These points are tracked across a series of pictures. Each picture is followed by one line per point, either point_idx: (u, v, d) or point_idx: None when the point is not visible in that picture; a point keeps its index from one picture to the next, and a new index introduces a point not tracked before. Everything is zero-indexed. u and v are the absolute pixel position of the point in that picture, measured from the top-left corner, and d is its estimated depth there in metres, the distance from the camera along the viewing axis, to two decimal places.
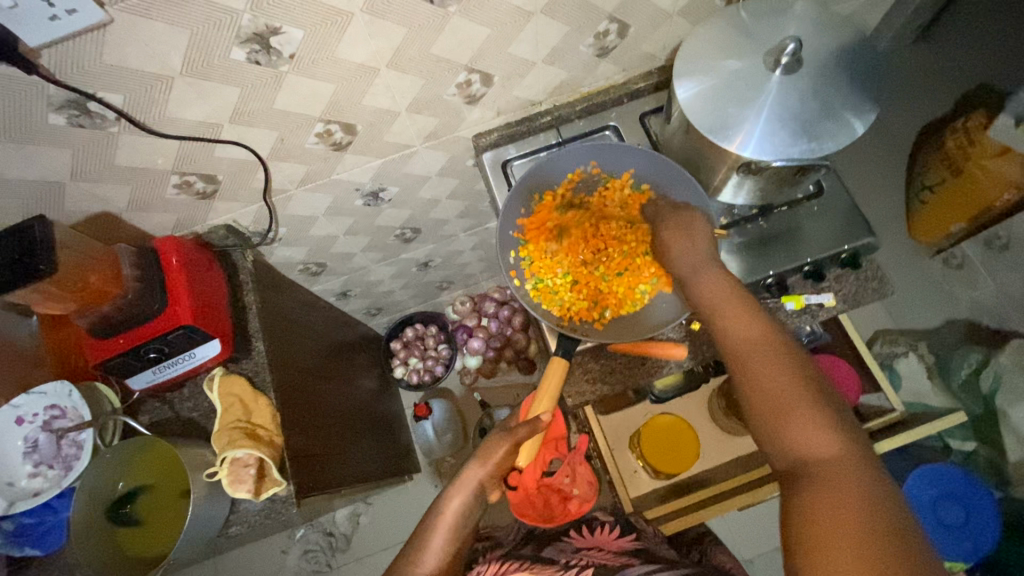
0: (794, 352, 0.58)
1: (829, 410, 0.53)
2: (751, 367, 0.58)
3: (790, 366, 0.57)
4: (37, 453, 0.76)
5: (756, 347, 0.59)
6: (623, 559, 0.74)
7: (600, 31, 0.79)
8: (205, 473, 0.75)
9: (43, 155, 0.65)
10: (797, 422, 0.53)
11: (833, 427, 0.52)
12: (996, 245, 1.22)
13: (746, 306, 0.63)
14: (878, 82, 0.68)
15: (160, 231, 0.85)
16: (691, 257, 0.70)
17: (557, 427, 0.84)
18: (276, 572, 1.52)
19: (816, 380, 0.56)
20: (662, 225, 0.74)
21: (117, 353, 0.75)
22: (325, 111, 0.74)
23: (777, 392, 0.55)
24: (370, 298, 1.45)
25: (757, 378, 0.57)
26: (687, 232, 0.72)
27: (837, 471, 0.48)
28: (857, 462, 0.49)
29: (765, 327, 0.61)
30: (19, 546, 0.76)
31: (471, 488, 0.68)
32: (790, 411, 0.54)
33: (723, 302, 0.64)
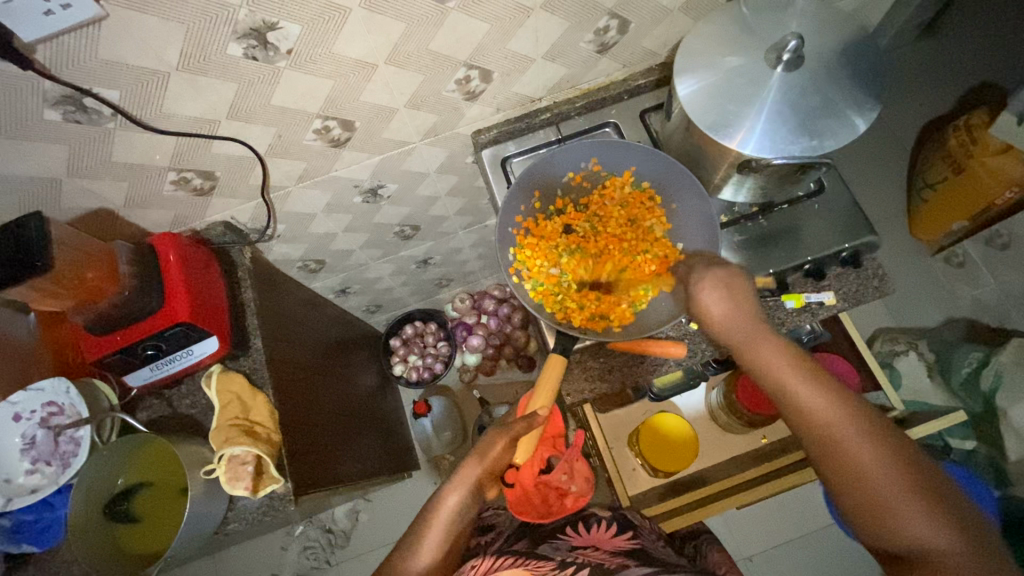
0: (878, 428, 0.54)
1: (930, 499, 0.50)
2: (840, 455, 0.53)
3: (878, 447, 0.53)
4: (35, 450, 0.76)
5: (837, 428, 0.54)
6: (620, 559, 0.72)
7: (600, 27, 0.78)
8: (202, 470, 0.75)
9: (39, 152, 0.65)
10: (900, 518, 0.50)
11: (945, 518, 0.49)
12: (997, 243, 1.30)
13: (815, 380, 0.57)
14: (881, 79, 0.67)
15: (158, 227, 0.85)
16: (744, 317, 0.62)
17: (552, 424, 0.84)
18: (276, 569, 1.52)
19: (907, 457, 0.52)
20: (704, 281, 0.65)
21: (114, 350, 0.74)
22: (323, 108, 0.73)
23: (874, 483, 0.52)
24: (369, 296, 1.45)
25: (848, 467, 0.53)
26: (733, 295, 0.63)
27: (957, 575, 0.47)
28: (977, 557, 0.47)
29: (843, 399, 0.55)
30: (18, 542, 0.76)
31: (469, 483, 0.68)
32: (894, 505, 0.51)
33: (790, 373, 0.58)
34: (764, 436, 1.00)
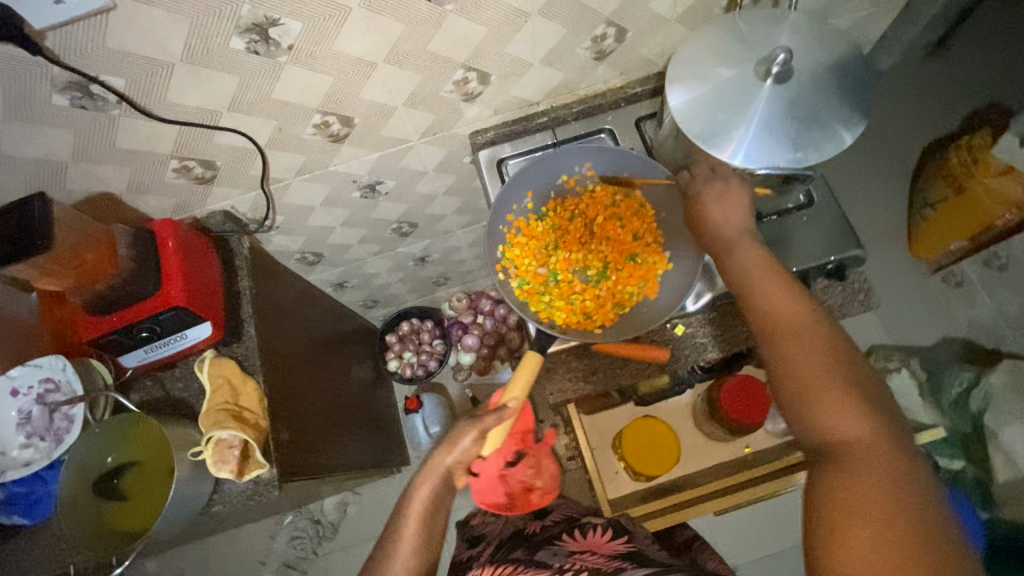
0: (828, 328, 0.58)
1: (861, 391, 0.54)
2: (786, 343, 0.58)
3: (825, 343, 0.57)
4: (30, 425, 0.78)
5: (793, 322, 0.59)
6: (615, 561, 0.72)
7: (597, 34, 0.80)
8: (191, 452, 0.77)
9: (46, 135, 0.67)
10: (826, 401, 0.54)
11: (866, 407, 0.53)
12: (996, 263, 1.23)
13: (782, 284, 0.63)
14: (869, 95, 0.68)
15: (160, 213, 0.87)
16: (726, 228, 0.68)
17: (525, 422, 0.86)
18: (264, 557, 1.54)
19: (850, 356, 0.56)
20: (702, 189, 0.71)
21: (110, 330, 0.76)
22: (323, 103, 0.75)
23: (813, 372, 0.56)
24: (366, 291, 1.47)
25: (790, 355, 0.58)
26: (731, 198, 0.69)
27: (869, 455, 0.49)
28: (888, 445, 0.50)
29: (805, 303, 0.61)
30: (9, 514, 0.78)
31: (436, 476, 0.68)
32: (824, 391, 0.54)
33: (765, 274, 0.64)
34: (747, 445, 1.01)
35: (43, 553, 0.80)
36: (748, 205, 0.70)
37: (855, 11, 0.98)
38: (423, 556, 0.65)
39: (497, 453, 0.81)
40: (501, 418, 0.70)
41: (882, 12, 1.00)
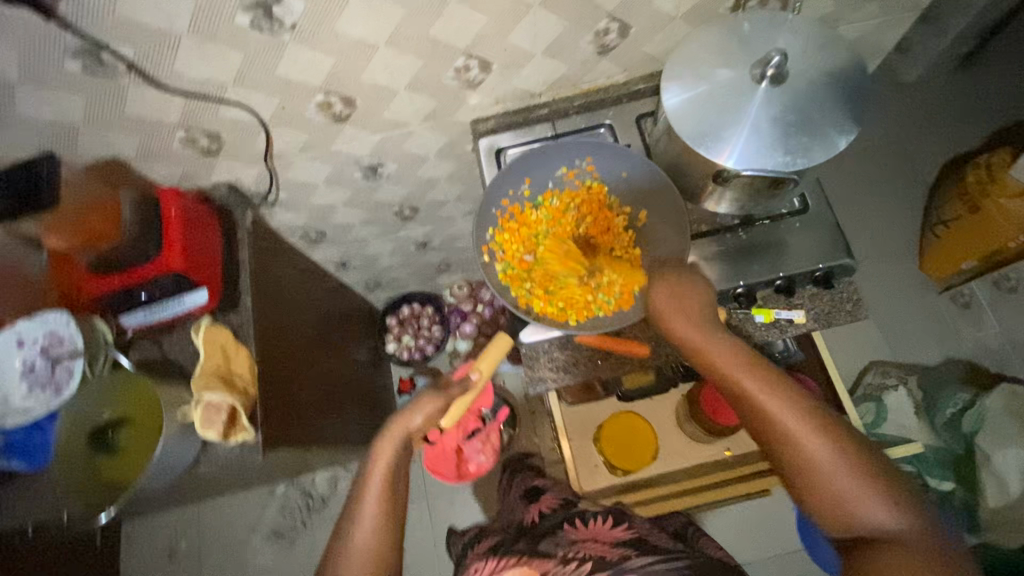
0: (820, 414, 0.58)
1: (875, 476, 0.55)
2: (792, 438, 0.57)
3: (830, 433, 0.57)
4: (33, 375, 0.82)
5: (788, 418, 0.58)
6: (619, 550, 0.74)
7: (600, 28, 0.80)
8: (179, 414, 0.81)
9: (59, 99, 0.70)
10: (854, 502, 0.54)
11: (892, 497, 0.54)
12: (1004, 286, 1.24)
13: (764, 374, 0.61)
14: (864, 103, 0.68)
15: (167, 181, 0.90)
16: (691, 320, 0.67)
17: (480, 404, 0.95)
18: (255, 524, 1.59)
19: (849, 442, 0.57)
20: (659, 284, 0.71)
21: (113, 290, 0.80)
22: (325, 82, 0.77)
23: (830, 472, 0.55)
24: (368, 272, 1.49)
25: (801, 453, 0.56)
26: (686, 289, 0.69)
27: (919, 554, 0.50)
28: (924, 534, 0.52)
29: (790, 389, 0.60)
30: (9, 457, 0.83)
31: (399, 435, 0.71)
32: (850, 492, 0.54)
33: (738, 366, 0.62)
34: (728, 449, 1.02)
35: (37, 499, 0.84)
36: (704, 293, 0.70)
37: (869, 19, 0.96)
38: (387, 514, 0.66)
39: (454, 428, 0.94)
40: (465, 387, 0.76)
41: (897, 20, 0.98)
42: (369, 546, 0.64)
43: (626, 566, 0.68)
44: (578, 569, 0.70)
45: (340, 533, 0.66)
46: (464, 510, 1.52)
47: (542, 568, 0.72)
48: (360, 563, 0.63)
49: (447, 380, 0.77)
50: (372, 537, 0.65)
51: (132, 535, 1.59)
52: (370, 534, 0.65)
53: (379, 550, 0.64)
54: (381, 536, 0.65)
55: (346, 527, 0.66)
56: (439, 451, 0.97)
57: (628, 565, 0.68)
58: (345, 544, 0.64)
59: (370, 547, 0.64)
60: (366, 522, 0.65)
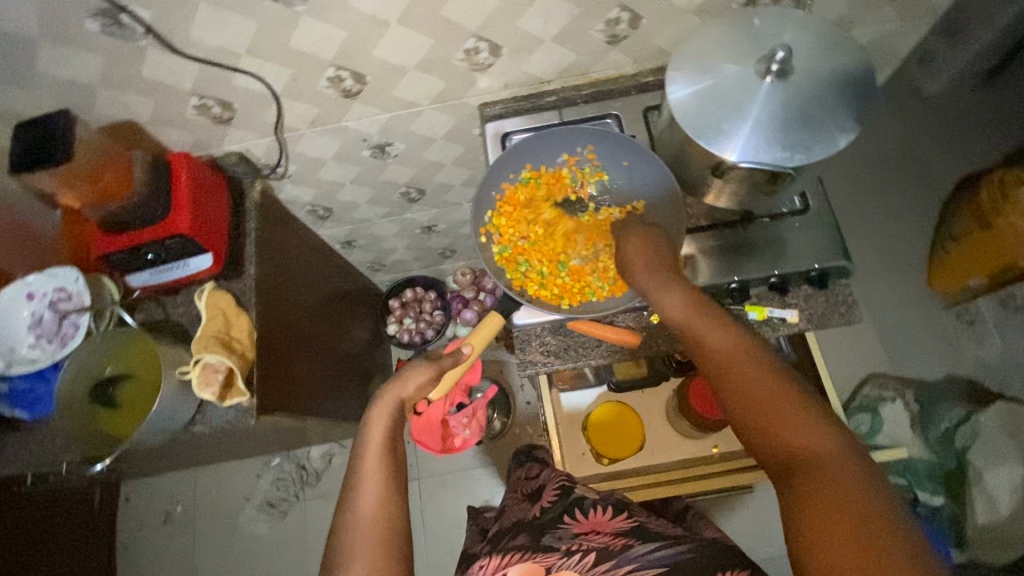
0: (757, 351, 0.62)
1: (806, 403, 0.56)
2: (734, 373, 0.61)
3: (764, 365, 0.60)
4: (40, 328, 0.85)
5: (726, 352, 0.62)
6: (621, 539, 0.77)
7: (611, 18, 0.81)
8: (178, 370, 0.82)
9: (79, 58, 0.73)
10: (783, 426, 0.56)
11: (827, 427, 0.54)
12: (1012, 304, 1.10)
13: (712, 315, 0.66)
14: (869, 102, 0.67)
15: (180, 147, 0.93)
16: (653, 266, 0.71)
17: (470, 378, 0.93)
18: (249, 493, 1.62)
19: (783, 374, 0.59)
20: (631, 236, 0.75)
21: (119, 250, 0.82)
22: (336, 57, 0.78)
23: (763, 398, 0.58)
24: (373, 253, 1.51)
25: (739, 386, 0.60)
26: (652, 246, 0.73)
27: (834, 467, 0.51)
28: (857, 461, 0.51)
29: (739, 333, 0.64)
30: (12, 406, 0.85)
31: (392, 405, 0.69)
32: (779, 415, 0.56)
33: (691, 310, 0.66)
34: (716, 445, 1.03)
35: (38, 446, 0.87)
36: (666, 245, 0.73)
37: (884, 23, 0.96)
38: (392, 479, 0.63)
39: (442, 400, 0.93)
40: (457, 359, 0.76)
41: (913, 26, 0.98)
42: (376, 513, 0.60)
43: (630, 555, 0.73)
44: (582, 562, 0.74)
45: (344, 502, 0.62)
46: (453, 493, 1.54)
47: (548, 561, 0.75)
48: (370, 528, 0.59)
49: (440, 353, 0.77)
50: (379, 502, 0.61)
51: (130, 496, 1.64)
52: (377, 501, 0.61)
53: (389, 514, 0.61)
54: (389, 498, 0.61)
55: (350, 495, 0.62)
56: (426, 421, 0.96)
57: (634, 554, 0.73)
58: (351, 512, 0.60)
59: (378, 511, 0.60)
60: (371, 486, 0.62)
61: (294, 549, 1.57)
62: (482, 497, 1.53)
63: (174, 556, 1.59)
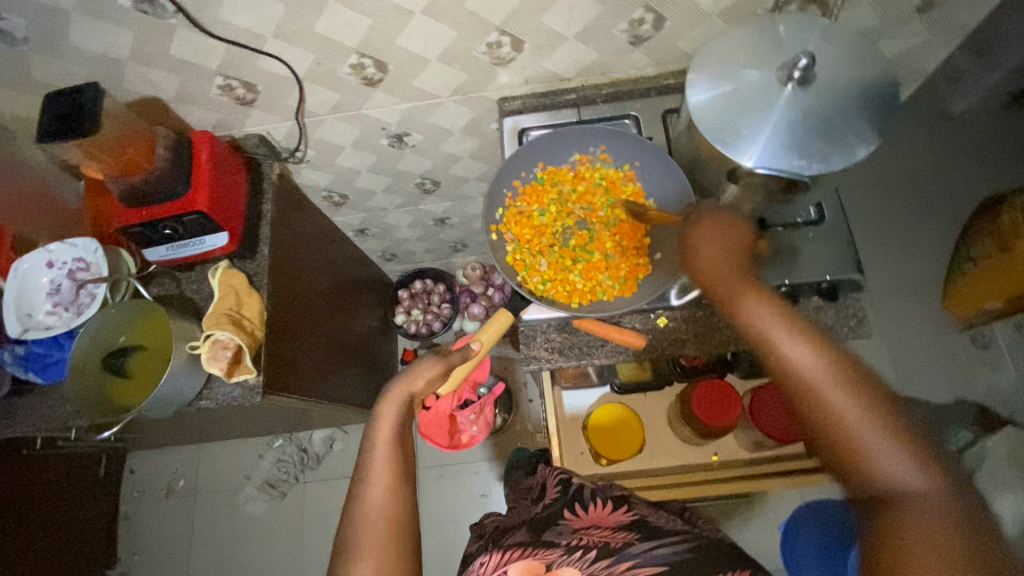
0: (850, 369, 0.56)
1: (902, 429, 0.53)
2: (818, 395, 0.56)
3: (856, 389, 0.55)
4: (59, 295, 0.87)
5: (817, 374, 0.56)
6: (622, 535, 0.78)
7: (635, 18, 0.81)
8: (188, 346, 0.83)
9: (110, 33, 0.74)
10: (876, 459, 0.53)
11: (920, 457, 0.52)
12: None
13: (798, 330, 0.59)
14: (891, 115, 0.67)
15: (203, 126, 0.94)
16: (726, 271, 0.64)
17: (477, 374, 0.96)
18: (250, 472, 1.64)
19: (876, 396, 0.55)
20: (701, 223, 0.66)
21: (137, 223, 0.83)
22: (360, 44, 0.79)
23: (854, 427, 0.54)
24: (386, 242, 1.52)
25: (823, 409, 0.56)
26: (723, 238, 0.65)
27: (931, 510, 0.49)
28: (951, 498, 0.50)
29: (827, 350, 0.58)
30: (26, 370, 0.88)
31: (401, 398, 0.69)
32: (872, 448, 0.53)
33: (766, 317, 0.60)
34: (716, 453, 1.03)
35: (52, 410, 0.90)
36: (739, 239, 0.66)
37: (911, 37, 0.95)
38: (399, 474, 0.63)
39: (451, 396, 0.95)
40: (466, 356, 0.77)
41: None
42: (384, 505, 0.61)
43: (630, 552, 0.74)
44: (583, 558, 0.74)
45: (353, 495, 0.62)
46: (450, 486, 1.55)
47: (549, 558, 0.75)
48: (377, 520, 0.60)
49: (448, 349, 0.78)
50: (387, 495, 0.61)
51: (135, 467, 1.66)
52: (385, 497, 0.61)
53: (398, 508, 0.61)
54: (397, 492, 0.62)
55: (359, 491, 0.62)
56: (433, 416, 0.99)
57: (634, 551, 0.74)
58: (360, 504, 0.61)
59: (386, 504, 0.61)
60: (379, 479, 0.62)
61: (291, 530, 1.59)
62: (479, 491, 1.53)
63: (173, 529, 1.61)
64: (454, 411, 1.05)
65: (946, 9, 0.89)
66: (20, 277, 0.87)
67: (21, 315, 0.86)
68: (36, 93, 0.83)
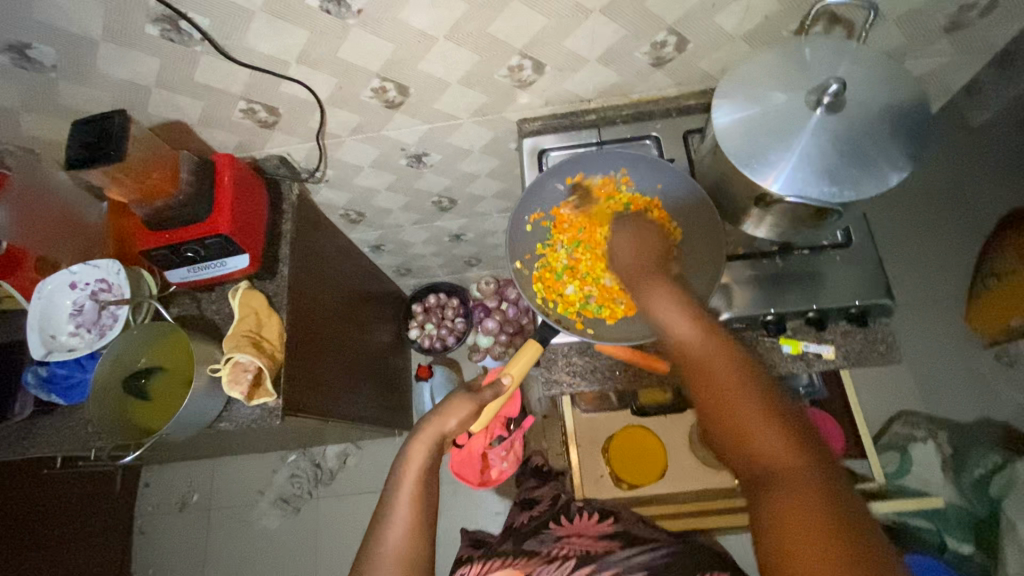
0: (733, 353, 0.59)
1: (765, 401, 0.55)
2: (709, 377, 0.58)
3: (733, 367, 0.58)
4: (81, 316, 0.88)
5: (705, 352, 0.60)
6: (603, 544, 0.75)
7: (657, 41, 0.81)
8: (209, 367, 0.83)
9: (137, 60, 0.75)
10: (752, 431, 0.53)
11: (791, 430, 0.52)
12: (1005, 359, 1.19)
13: (698, 319, 0.63)
14: (922, 140, 0.65)
15: (224, 148, 0.95)
16: (646, 269, 0.70)
17: (506, 410, 0.99)
18: (263, 487, 1.64)
19: (745, 369, 0.57)
20: (620, 233, 0.76)
21: (162, 246, 0.84)
22: (383, 68, 0.80)
23: (733, 397, 0.55)
24: (401, 258, 1.52)
25: (716, 390, 0.57)
26: (643, 248, 0.73)
27: (801, 479, 0.49)
28: (814, 463, 0.50)
29: (714, 333, 0.61)
30: (49, 392, 0.88)
31: (435, 436, 0.68)
32: (747, 423, 0.54)
33: (664, 304, 0.65)
34: None
35: (73, 431, 0.90)
36: (657, 249, 0.74)
37: (936, 57, 0.93)
38: (423, 517, 0.62)
39: (483, 433, 0.98)
40: (497, 392, 0.74)
41: (966, 59, 0.95)
42: (404, 548, 0.60)
43: (610, 560, 0.69)
44: (563, 566, 0.70)
45: (371, 532, 0.61)
46: (465, 502, 1.54)
47: (529, 567, 0.72)
48: (394, 563, 0.59)
49: (479, 385, 0.75)
50: (408, 537, 0.60)
51: (149, 481, 1.67)
52: (406, 536, 0.60)
53: (417, 551, 0.60)
54: (417, 534, 0.61)
55: (380, 528, 0.61)
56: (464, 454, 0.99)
57: (615, 558, 0.70)
58: (379, 546, 0.60)
59: (404, 547, 0.60)
60: (401, 522, 0.61)
61: (304, 546, 1.58)
62: (494, 508, 1.52)
63: (186, 544, 1.61)
64: (485, 449, 1.04)
65: (973, 29, 0.88)
66: (45, 298, 0.87)
67: (44, 336, 0.86)
68: (63, 117, 0.84)
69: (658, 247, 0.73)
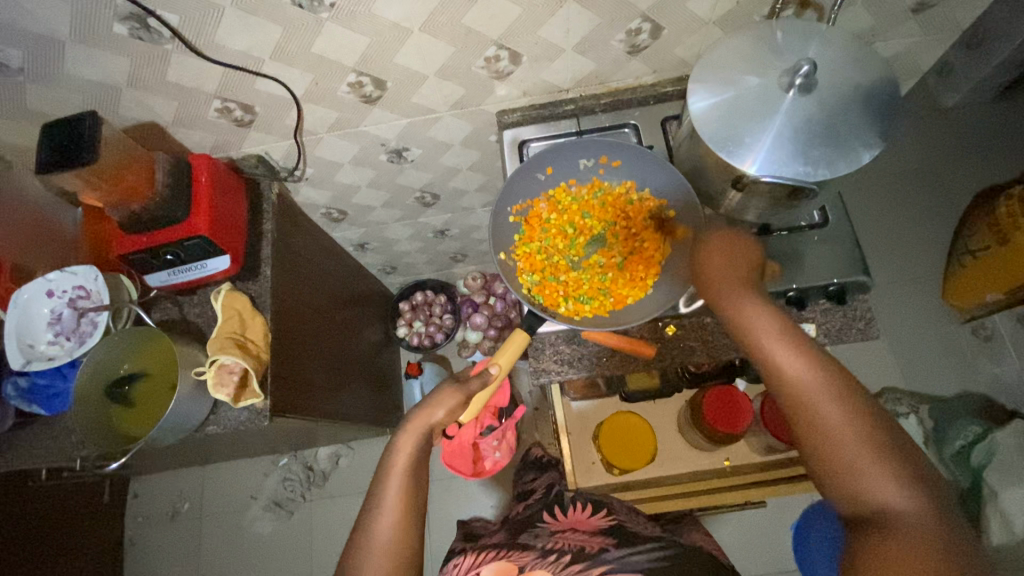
0: (844, 389, 0.58)
1: (879, 441, 0.55)
2: (814, 412, 0.57)
3: (842, 402, 0.57)
4: (60, 325, 0.86)
5: (812, 384, 0.58)
6: (598, 540, 0.76)
7: (632, 28, 0.81)
8: (193, 371, 0.82)
9: (106, 60, 0.74)
10: (864, 473, 0.54)
11: (904, 475, 0.53)
12: (981, 334, 1.26)
13: (801, 346, 0.61)
14: (893, 118, 0.67)
15: (200, 148, 0.94)
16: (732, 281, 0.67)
17: (497, 399, 0.99)
18: (255, 492, 1.62)
19: (858, 407, 0.57)
20: (708, 245, 0.71)
21: (141, 249, 0.83)
22: (358, 63, 0.79)
23: (843, 437, 0.56)
24: (386, 255, 1.51)
25: (821, 429, 0.57)
26: (729, 253, 0.69)
27: (914, 527, 0.51)
28: (925, 510, 0.52)
29: (821, 364, 0.59)
30: (30, 402, 0.87)
31: (424, 428, 0.68)
32: (856, 462, 0.55)
33: (769, 334, 0.62)
34: (727, 458, 1.06)
35: (55, 441, 0.88)
36: (744, 258, 0.69)
37: (905, 37, 0.95)
38: (411, 508, 0.62)
39: (473, 422, 0.96)
40: (485, 381, 0.74)
41: (934, 40, 0.97)
42: (392, 539, 0.60)
43: (605, 557, 0.70)
44: (557, 561, 0.71)
45: (360, 524, 0.62)
46: (460, 497, 1.54)
47: (522, 562, 0.72)
48: (383, 554, 0.59)
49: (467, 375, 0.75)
50: (396, 528, 0.61)
51: (139, 491, 1.65)
52: (394, 526, 0.61)
53: (403, 540, 0.60)
54: (405, 524, 0.61)
55: (366, 520, 0.62)
56: (456, 446, 0.98)
57: (609, 556, 0.70)
58: (367, 537, 0.60)
59: (393, 539, 0.60)
60: (389, 513, 0.61)
61: (300, 548, 1.57)
62: (488, 502, 1.52)
63: (180, 552, 1.59)
64: (476, 440, 1.04)
65: (938, 9, 0.90)
66: (21, 307, 0.85)
67: (22, 346, 0.84)
68: (33, 122, 0.83)
69: (744, 247, 0.70)
